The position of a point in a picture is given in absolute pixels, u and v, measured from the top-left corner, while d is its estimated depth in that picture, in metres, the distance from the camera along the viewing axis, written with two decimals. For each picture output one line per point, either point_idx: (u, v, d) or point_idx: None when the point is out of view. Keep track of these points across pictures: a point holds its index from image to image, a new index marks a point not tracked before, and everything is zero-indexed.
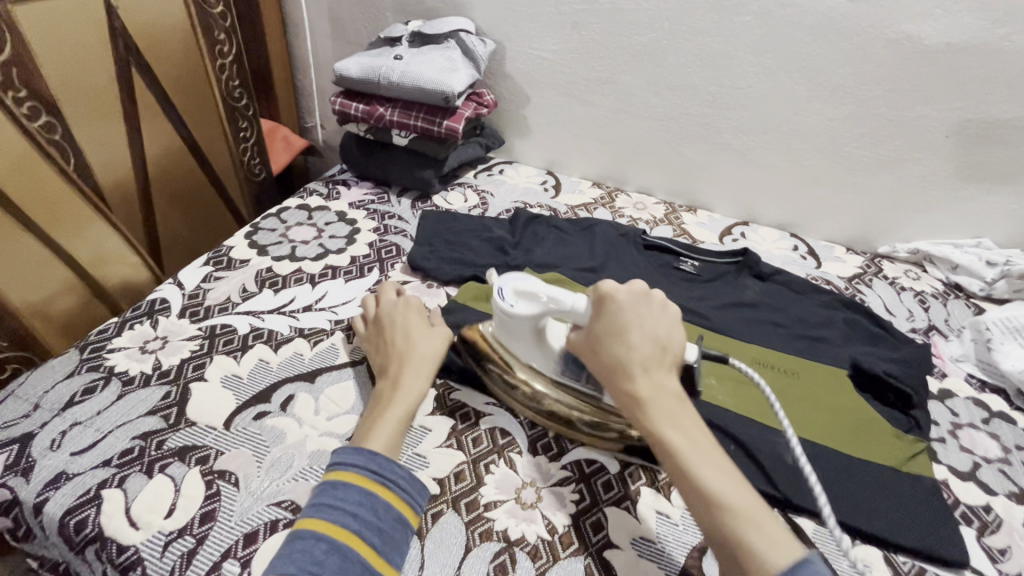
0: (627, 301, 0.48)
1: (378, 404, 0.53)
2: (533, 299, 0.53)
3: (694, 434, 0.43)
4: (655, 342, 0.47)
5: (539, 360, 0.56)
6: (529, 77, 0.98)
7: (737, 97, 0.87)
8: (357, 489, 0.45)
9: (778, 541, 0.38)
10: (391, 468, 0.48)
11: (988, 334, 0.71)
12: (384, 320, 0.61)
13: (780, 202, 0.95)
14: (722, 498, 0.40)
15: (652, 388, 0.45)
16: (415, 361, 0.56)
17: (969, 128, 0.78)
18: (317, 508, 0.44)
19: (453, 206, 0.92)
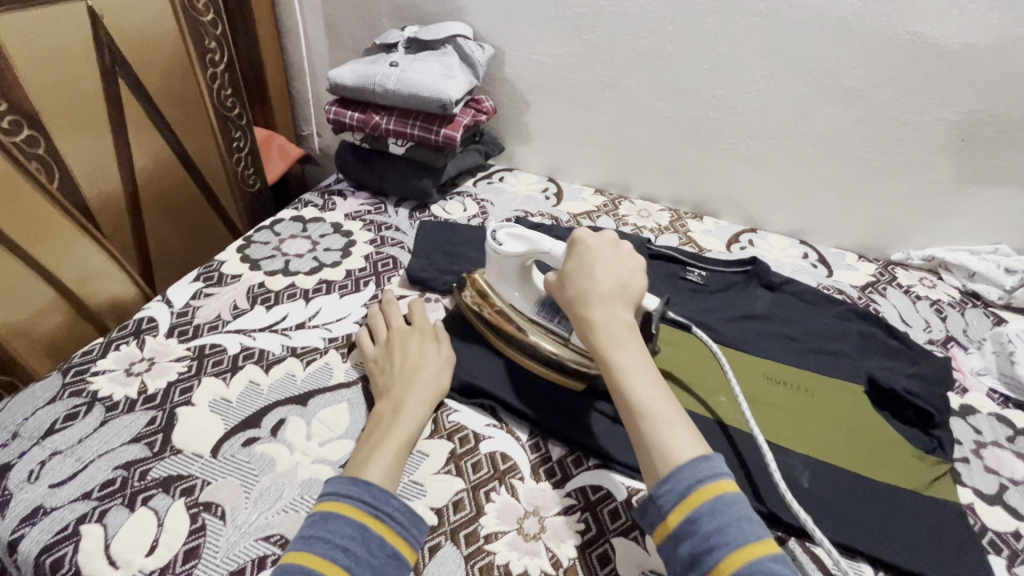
0: (596, 244, 0.54)
1: (377, 428, 0.52)
2: (521, 242, 0.59)
3: (638, 355, 0.48)
4: (617, 281, 0.52)
5: (519, 300, 0.62)
6: (530, 82, 0.95)
7: (743, 101, 0.84)
8: (352, 522, 0.43)
9: (689, 444, 0.44)
10: (388, 500, 0.45)
11: (1011, 347, 0.67)
12: (397, 343, 0.60)
13: (788, 208, 0.92)
14: (647, 407, 0.45)
15: (606, 316, 0.50)
16: (421, 388, 0.55)
17: (987, 131, 0.75)
18: (308, 542, 0.41)
19: (452, 216, 0.90)
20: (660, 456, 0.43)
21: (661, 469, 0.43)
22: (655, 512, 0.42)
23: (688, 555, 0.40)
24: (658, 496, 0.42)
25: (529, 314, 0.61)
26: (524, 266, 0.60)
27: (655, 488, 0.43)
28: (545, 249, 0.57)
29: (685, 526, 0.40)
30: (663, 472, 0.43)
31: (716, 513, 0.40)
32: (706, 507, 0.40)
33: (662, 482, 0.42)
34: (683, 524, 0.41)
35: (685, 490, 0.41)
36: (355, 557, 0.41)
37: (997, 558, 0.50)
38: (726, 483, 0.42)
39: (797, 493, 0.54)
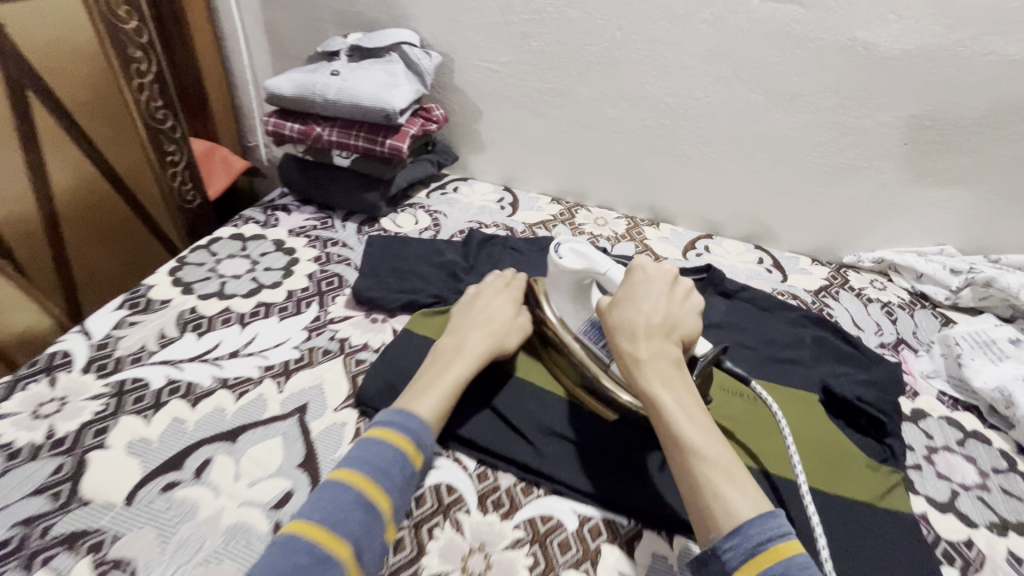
0: (653, 277, 0.53)
1: (438, 361, 0.58)
2: (581, 257, 0.57)
3: (686, 397, 0.46)
4: (664, 314, 0.50)
5: (570, 314, 0.60)
6: (480, 89, 0.93)
7: (694, 108, 0.83)
8: (391, 449, 0.47)
9: (751, 496, 0.41)
10: (424, 436, 0.50)
11: (957, 349, 0.68)
12: (482, 297, 0.65)
13: (742, 214, 0.92)
14: (703, 452, 0.43)
15: (653, 352, 0.48)
16: (485, 337, 0.60)
17: (928, 135, 0.76)
18: (351, 462, 0.46)
19: (403, 230, 0.87)
20: (720, 508, 0.41)
21: (724, 522, 0.40)
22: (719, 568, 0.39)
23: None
24: (723, 553, 0.39)
25: (576, 331, 0.59)
26: (581, 284, 0.58)
27: (721, 540, 0.40)
28: (603, 271, 0.56)
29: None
30: (726, 526, 0.40)
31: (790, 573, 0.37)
32: (779, 566, 0.37)
33: (726, 535, 0.40)
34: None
35: (755, 546, 0.38)
36: (389, 480, 0.46)
37: (951, 569, 0.50)
38: (793, 541, 0.39)
39: None
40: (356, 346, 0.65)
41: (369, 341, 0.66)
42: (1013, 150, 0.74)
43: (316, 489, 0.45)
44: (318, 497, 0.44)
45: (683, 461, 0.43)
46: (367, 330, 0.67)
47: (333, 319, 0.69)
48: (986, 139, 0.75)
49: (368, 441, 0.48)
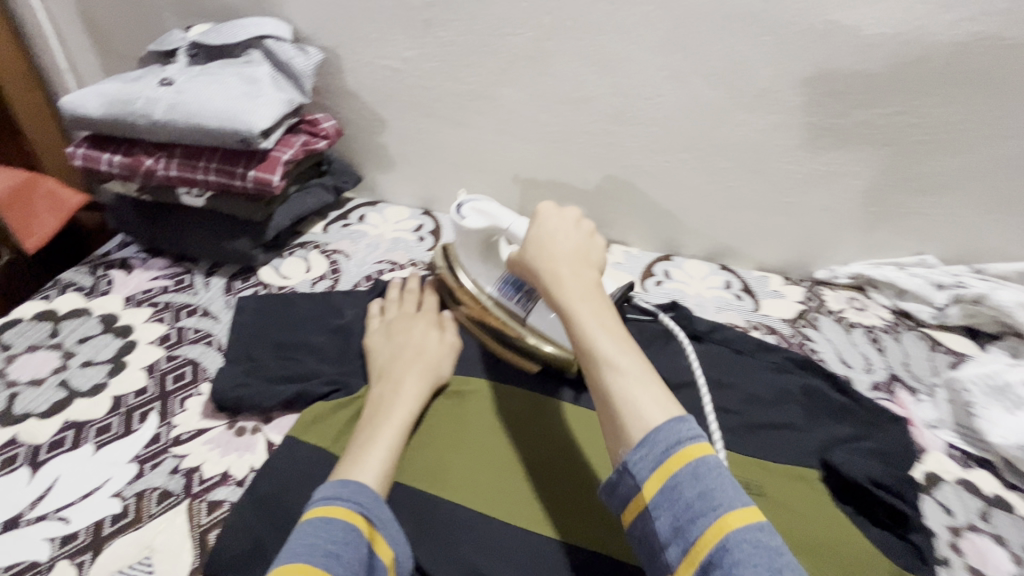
0: (561, 214, 0.52)
1: (371, 412, 0.49)
2: (485, 215, 0.56)
3: (604, 316, 0.44)
4: (578, 246, 0.49)
5: (480, 275, 0.58)
6: (380, 94, 0.74)
7: (644, 110, 0.68)
8: (344, 527, 0.38)
9: (659, 399, 0.38)
10: (380, 507, 0.41)
11: (967, 397, 0.57)
12: (399, 326, 0.57)
13: (704, 230, 0.79)
14: (613, 361, 0.40)
15: (570, 277, 0.46)
16: (422, 374, 0.52)
17: (913, 135, 0.65)
18: (295, 551, 0.36)
19: (290, 283, 0.67)
20: (632, 415, 0.38)
21: (635, 433, 0.37)
22: (631, 484, 0.36)
23: (669, 527, 0.34)
24: (633, 466, 0.36)
25: (489, 290, 0.57)
26: (488, 241, 0.57)
27: (631, 454, 0.36)
28: (506, 226, 0.54)
29: (665, 493, 0.35)
30: (637, 436, 0.37)
31: (699, 472, 0.34)
32: (688, 468, 0.35)
33: (635, 446, 0.36)
34: (661, 492, 0.35)
35: (662, 453, 0.35)
36: (347, 563, 0.36)
37: None
38: (706, 443, 0.36)
39: None
40: (210, 480, 0.46)
41: (229, 470, 0.47)
42: (1006, 147, 0.64)
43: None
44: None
45: (596, 376, 0.40)
46: (228, 450, 0.48)
47: (180, 438, 0.49)
48: (977, 137, 0.64)
49: (310, 522, 0.38)
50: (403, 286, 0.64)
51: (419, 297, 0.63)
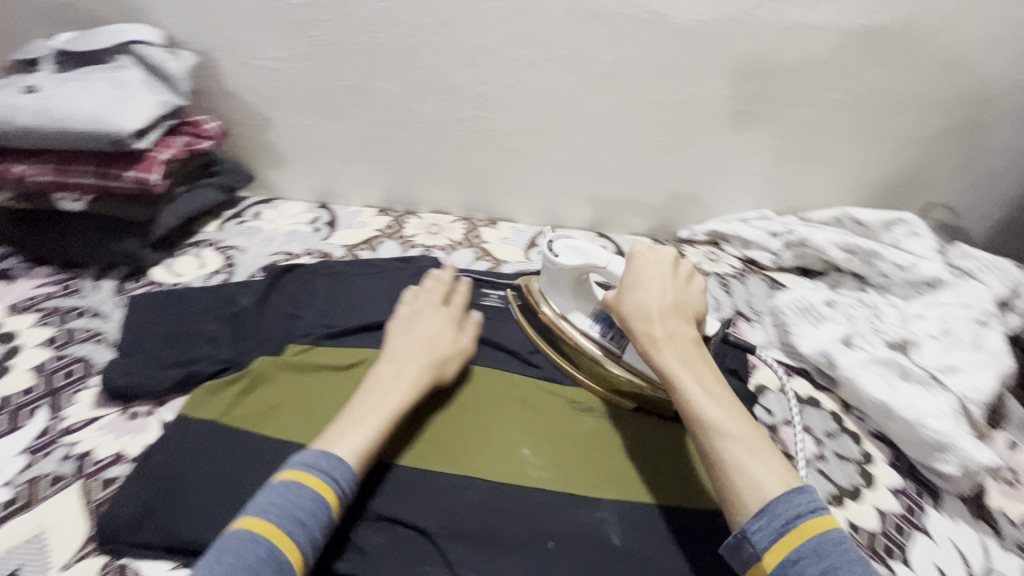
0: (658, 260, 0.51)
1: (369, 395, 0.51)
2: (578, 253, 0.56)
3: (706, 378, 0.45)
4: (674, 297, 0.49)
5: (572, 310, 0.59)
6: (261, 94, 0.77)
7: (510, 96, 0.76)
8: (315, 497, 0.42)
9: (775, 470, 0.40)
10: (353, 484, 0.45)
11: (784, 318, 0.68)
12: (410, 318, 0.59)
13: (579, 202, 0.88)
14: (725, 428, 0.42)
15: (671, 337, 0.47)
16: (425, 365, 0.54)
17: (735, 106, 0.76)
18: (266, 509, 0.41)
19: (183, 279, 0.70)
20: (750, 487, 0.40)
21: (752, 502, 0.39)
22: (752, 552, 0.39)
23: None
24: (753, 535, 0.39)
25: (580, 325, 0.58)
26: (580, 278, 0.58)
27: (750, 523, 0.39)
28: (603, 265, 0.55)
29: (788, 566, 0.37)
30: (754, 506, 0.39)
31: (823, 549, 0.37)
32: (810, 544, 0.37)
33: (753, 516, 0.39)
34: (783, 564, 0.37)
35: (783, 527, 0.38)
36: (308, 532, 0.41)
37: None
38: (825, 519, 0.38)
39: (605, 555, 0.47)
40: (103, 461, 0.50)
41: (122, 451, 0.50)
42: (807, 112, 0.77)
43: (219, 538, 0.39)
44: (223, 548, 0.38)
45: (706, 441, 0.42)
46: (122, 433, 0.52)
47: (72, 427, 0.52)
48: (784, 105, 0.76)
49: (285, 485, 0.43)
50: (420, 283, 0.64)
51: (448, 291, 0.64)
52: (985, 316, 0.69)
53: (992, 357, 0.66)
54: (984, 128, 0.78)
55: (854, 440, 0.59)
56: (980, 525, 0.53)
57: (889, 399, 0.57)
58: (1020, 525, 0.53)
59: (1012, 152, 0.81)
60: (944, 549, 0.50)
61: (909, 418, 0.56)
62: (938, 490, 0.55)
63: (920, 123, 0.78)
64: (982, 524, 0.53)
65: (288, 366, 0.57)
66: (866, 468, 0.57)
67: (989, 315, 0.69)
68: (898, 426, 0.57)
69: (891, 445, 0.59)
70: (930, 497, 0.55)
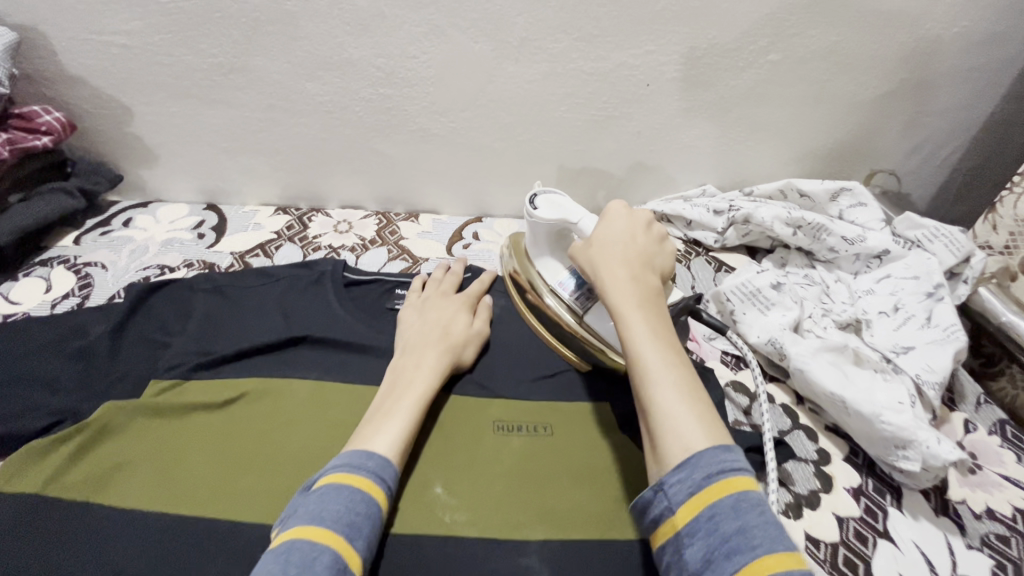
0: (633, 213, 0.48)
1: (391, 385, 0.48)
2: (556, 208, 0.52)
3: (658, 324, 0.40)
4: (641, 246, 0.45)
5: (547, 267, 0.55)
6: (112, 77, 0.64)
7: (415, 70, 0.65)
8: (368, 500, 0.38)
9: (708, 424, 0.36)
10: (396, 485, 0.41)
11: (729, 306, 0.62)
12: (429, 303, 0.58)
13: (507, 188, 0.79)
14: (666, 374, 0.37)
15: (629, 277, 0.42)
16: (444, 352, 0.52)
17: (667, 72, 0.68)
18: (318, 515, 0.36)
19: (22, 307, 0.57)
20: (677, 438, 0.35)
21: (677, 451, 0.35)
22: (665, 506, 0.35)
23: (700, 559, 0.32)
24: (669, 488, 0.35)
25: (551, 283, 0.54)
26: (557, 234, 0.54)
27: (670, 475, 0.35)
28: (574, 222, 0.51)
29: (701, 523, 0.33)
30: (678, 459, 0.35)
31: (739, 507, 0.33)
32: (728, 500, 0.33)
33: (676, 468, 0.35)
34: (696, 520, 0.33)
35: (702, 480, 0.34)
36: (365, 538, 0.37)
37: None
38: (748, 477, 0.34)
39: None
40: None
41: None
42: (746, 77, 0.70)
43: (276, 549, 0.34)
44: (283, 557, 0.33)
45: (640, 383, 0.38)
46: None
47: None
48: (721, 69, 0.69)
49: (339, 487, 0.38)
50: (432, 274, 0.64)
51: (456, 283, 0.63)
52: (937, 288, 0.64)
53: (945, 334, 0.60)
54: (929, 86, 0.73)
55: (809, 437, 0.54)
56: (941, 521, 0.48)
57: (844, 392, 0.52)
58: (984, 517, 0.49)
59: (957, 113, 0.77)
60: (908, 556, 0.46)
61: (865, 413, 0.50)
62: (898, 487, 0.51)
63: (864, 84, 0.72)
64: (944, 520, 0.48)
65: (145, 412, 0.47)
66: (823, 468, 0.51)
67: (941, 287, 0.64)
68: (854, 421, 0.51)
69: (849, 440, 0.54)
70: (891, 495, 0.50)
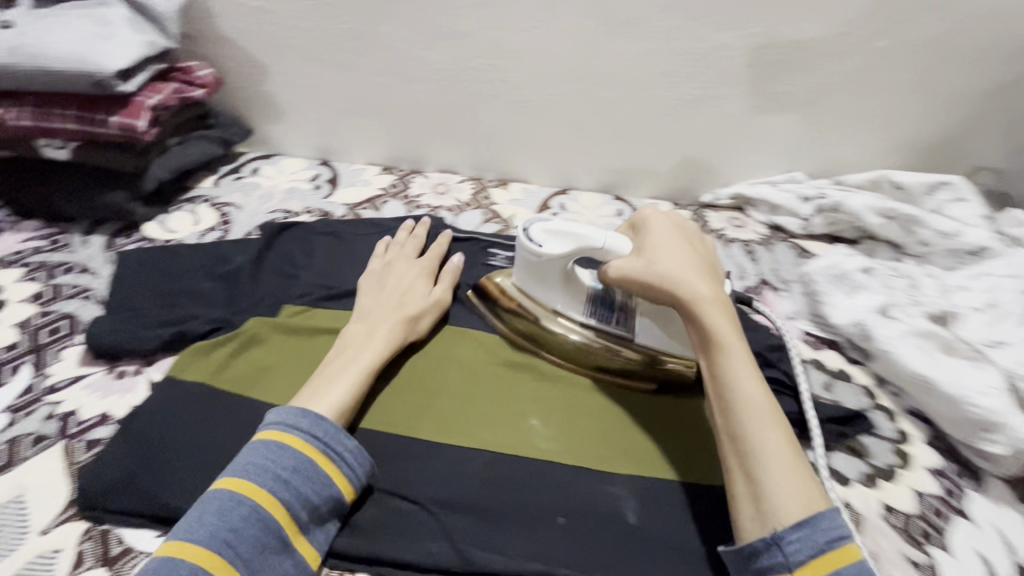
0: (692, 239, 0.52)
1: (344, 349, 0.50)
2: (565, 239, 0.50)
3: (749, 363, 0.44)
4: (713, 278, 0.49)
5: (564, 303, 0.54)
6: (257, 39, 0.72)
7: (522, 43, 0.70)
8: (297, 455, 0.41)
9: (809, 470, 0.40)
10: (338, 438, 0.43)
11: (815, 287, 0.64)
12: (387, 274, 0.58)
13: (595, 162, 0.81)
14: (772, 419, 0.41)
15: (722, 313, 0.46)
16: (398, 321, 0.53)
17: (767, 55, 0.70)
18: (243, 468, 0.40)
19: (177, 236, 0.67)
20: (792, 484, 0.38)
21: (799, 502, 0.37)
22: (781, 562, 0.36)
23: None
24: (787, 545, 0.36)
25: (579, 316, 0.54)
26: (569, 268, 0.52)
27: (788, 531, 0.37)
28: (597, 245, 0.50)
29: None
30: (798, 512, 0.37)
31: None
32: (848, 568, 0.35)
33: (796, 524, 0.37)
34: None
35: (825, 542, 0.36)
36: (295, 490, 0.40)
37: None
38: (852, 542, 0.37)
39: (620, 532, 0.44)
40: (88, 422, 0.48)
41: (108, 411, 0.48)
42: (849, 62, 0.70)
43: (204, 496, 0.39)
44: (204, 508, 0.38)
45: (750, 425, 0.40)
46: (107, 394, 0.50)
47: (54, 387, 0.50)
48: (822, 54, 0.70)
49: (267, 446, 0.41)
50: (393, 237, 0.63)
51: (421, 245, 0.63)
52: None
53: None
54: None
55: (888, 417, 0.55)
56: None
57: (932, 373, 0.53)
58: None
59: None
60: (985, 533, 0.47)
61: (951, 394, 0.52)
62: (979, 472, 0.51)
63: (974, 76, 0.71)
64: None
65: (282, 328, 0.54)
66: (902, 447, 0.53)
67: None
68: (939, 403, 0.53)
69: (928, 423, 0.55)
70: (969, 478, 0.51)
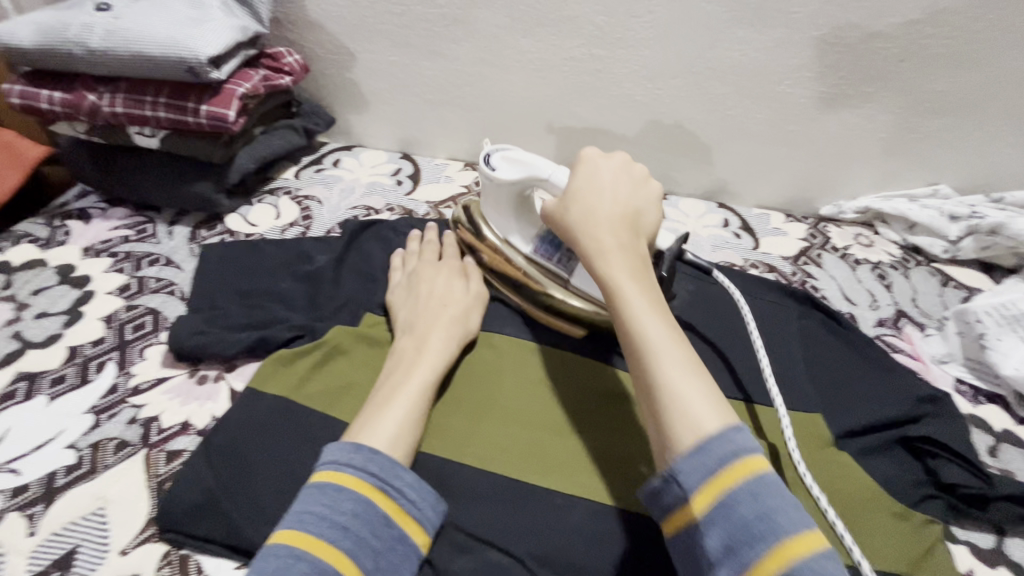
0: (610, 164, 0.46)
1: (396, 363, 0.45)
2: (516, 165, 0.50)
3: (652, 294, 0.40)
4: (626, 207, 0.44)
5: (513, 234, 0.53)
6: (347, 23, 0.68)
7: (633, 30, 0.62)
8: (356, 497, 0.36)
9: (711, 395, 0.34)
10: (398, 473, 0.38)
11: (980, 327, 0.54)
12: (420, 283, 0.52)
13: (700, 165, 0.73)
14: (667, 346, 0.36)
15: (619, 241, 0.42)
16: (449, 333, 0.48)
17: (928, 46, 0.59)
18: (299, 516, 0.35)
19: (258, 230, 0.64)
20: (685, 405, 0.34)
21: (685, 431, 0.33)
22: (678, 496, 0.33)
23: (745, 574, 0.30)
24: (681, 477, 0.33)
25: (524, 249, 0.52)
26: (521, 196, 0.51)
27: (677, 461, 0.33)
28: (542, 175, 0.48)
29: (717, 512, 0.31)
30: (686, 441, 0.33)
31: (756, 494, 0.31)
32: (743, 486, 0.31)
33: (685, 454, 0.33)
34: (712, 509, 0.31)
35: (714, 467, 0.32)
36: (356, 536, 0.35)
37: None
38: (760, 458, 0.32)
39: None
40: (170, 430, 0.46)
41: (189, 419, 0.46)
42: None
43: (261, 552, 0.34)
44: (262, 566, 0.33)
45: (639, 358, 0.37)
46: (188, 400, 0.48)
47: (137, 388, 0.48)
48: (999, 46, 0.58)
49: (322, 488, 0.36)
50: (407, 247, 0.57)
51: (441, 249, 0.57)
52: None
53: None
54: None
55: None
56: None
57: None
58: None
59: None
60: None
61: None
62: None
63: None
64: None
65: (365, 340, 0.50)
66: None
67: None
68: None
69: None
70: None
